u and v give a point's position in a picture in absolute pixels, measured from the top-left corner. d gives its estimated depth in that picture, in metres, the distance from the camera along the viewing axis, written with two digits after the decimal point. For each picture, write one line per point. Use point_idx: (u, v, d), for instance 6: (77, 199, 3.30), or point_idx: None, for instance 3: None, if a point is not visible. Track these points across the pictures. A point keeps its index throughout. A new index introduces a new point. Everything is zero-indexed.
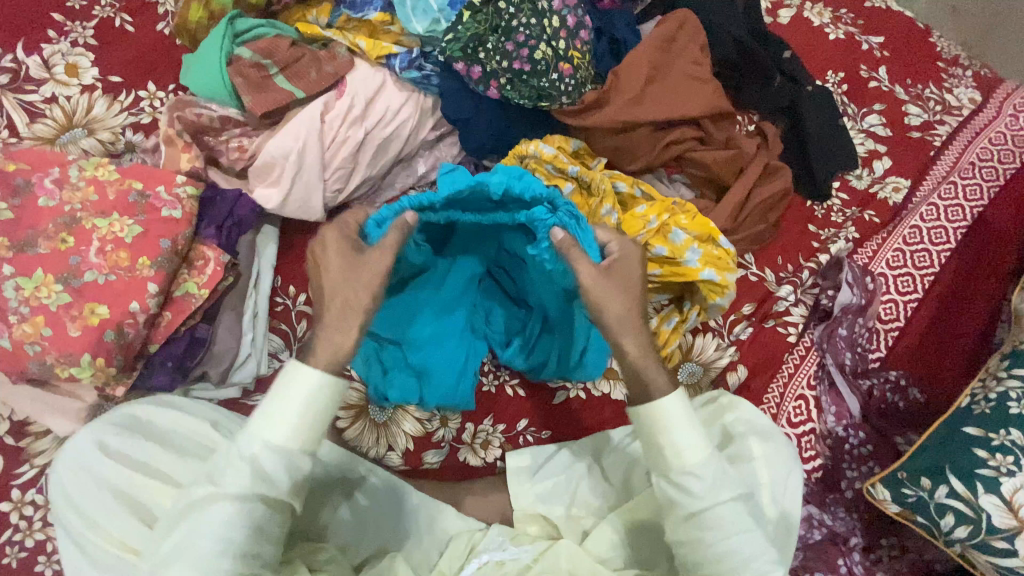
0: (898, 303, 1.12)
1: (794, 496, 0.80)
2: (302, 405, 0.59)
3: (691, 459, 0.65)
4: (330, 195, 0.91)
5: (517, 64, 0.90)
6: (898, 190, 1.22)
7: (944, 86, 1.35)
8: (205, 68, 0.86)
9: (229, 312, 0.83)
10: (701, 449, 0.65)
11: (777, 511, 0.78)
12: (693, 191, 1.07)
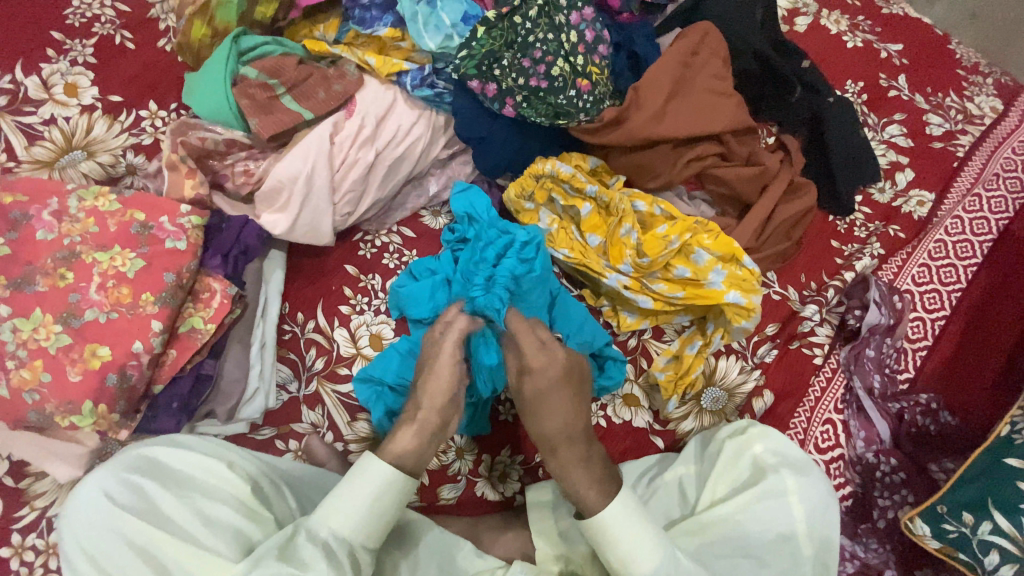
0: (925, 321, 1.08)
1: (833, 530, 0.76)
2: (374, 495, 0.66)
3: (645, 566, 0.70)
4: (340, 218, 0.87)
5: (534, 81, 0.87)
6: (923, 203, 1.18)
7: (966, 95, 1.31)
8: (210, 90, 0.83)
9: (236, 345, 0.79)
10: (653, 554, 0.70)
11: (816, 546, 0.75)
12: (713, 209, 1.03)
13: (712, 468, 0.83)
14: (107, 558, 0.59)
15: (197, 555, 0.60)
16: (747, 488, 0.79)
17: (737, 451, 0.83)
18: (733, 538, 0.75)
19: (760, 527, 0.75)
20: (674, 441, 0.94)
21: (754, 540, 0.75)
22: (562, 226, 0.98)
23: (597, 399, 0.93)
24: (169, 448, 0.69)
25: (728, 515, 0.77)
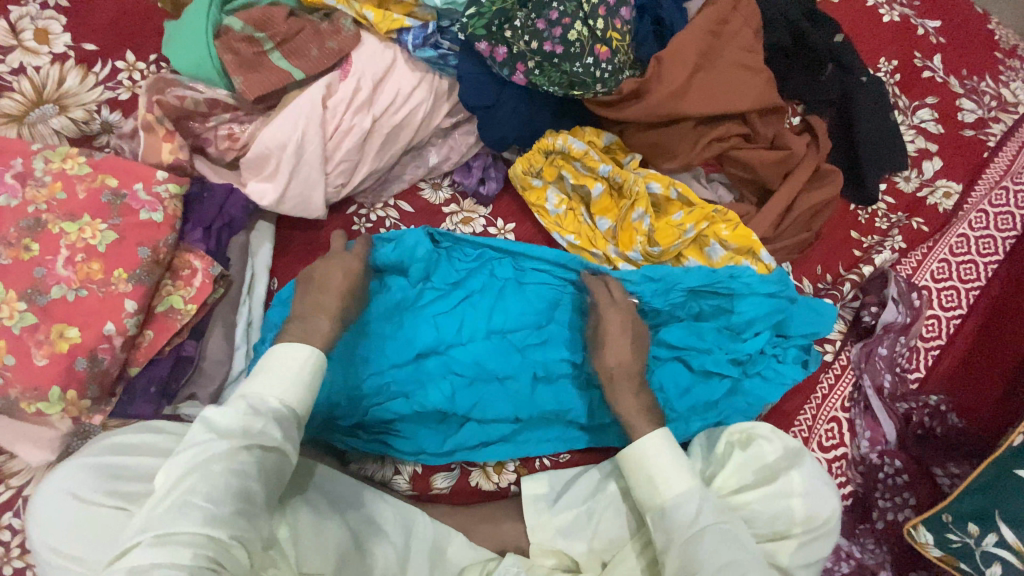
0: (941, 319, 1.04)
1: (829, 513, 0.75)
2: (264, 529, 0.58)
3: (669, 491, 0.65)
4: (333, 190, 0.79)
5: (548, 45, 0.78)
6: (948, 195, 1.12)
7: (1001, 80, 1.23)
8: (191, 41, 0.75)
9: (219, 327, 0.72)
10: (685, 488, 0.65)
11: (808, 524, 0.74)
12: (731, 193, 0.97)
13: (647, 459, 0.67)
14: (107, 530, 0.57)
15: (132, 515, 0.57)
16: (678, 476, 0.66)
17: (653, 454, 0.67)
18: (669, 538, 0.63)
19: (690, 502, 0.64)
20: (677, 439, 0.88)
21: (693, 537, 0.62)
22: (570, 207, 0.92)
23: None
24: (140, 434, 0.64)
25: (663, 501, 0.65)
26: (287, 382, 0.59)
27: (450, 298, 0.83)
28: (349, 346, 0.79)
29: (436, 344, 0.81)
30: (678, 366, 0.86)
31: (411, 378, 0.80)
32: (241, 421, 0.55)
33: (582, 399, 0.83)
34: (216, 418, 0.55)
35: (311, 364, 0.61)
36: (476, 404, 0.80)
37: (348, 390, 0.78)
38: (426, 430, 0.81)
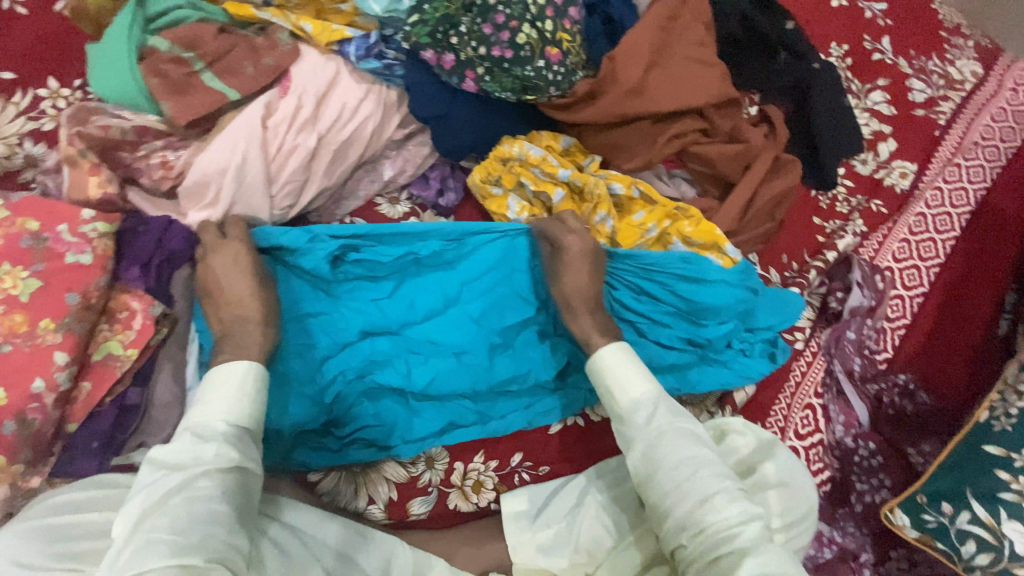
0: (905, 299, 1.06)
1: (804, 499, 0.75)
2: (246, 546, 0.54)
3: (632, 405, 0.66)
4: (281, 214, 0.76)
5: (497, 50, 0.76)
6: (905, 175, 1.14)
7: (947, 58, 1.26)
8: (114, 66, 0.70)
9: (167, 367, 0.68)
10: (648, 403, 0.65)
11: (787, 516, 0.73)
12: (694, 188, 0.96)
13: (609, 376, 0.68)
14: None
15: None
16: (634, 386, 0.67)
17: (611, 367, 0.68)
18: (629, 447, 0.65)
19: (646, 411, 0.65)
20: None
21: (659, 442, 0.62)
22: (533, 214, 0.88)
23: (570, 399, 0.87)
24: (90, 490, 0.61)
25: (621, 409, 0.66)
26: (231, 396, 0.57)
27: (398, 275, 0.82)
28: (300, 338, 0.77)
29: (386, 329, 0.80)
30: (632, 334, 0.87)
31: (364, 360, 0.79)
32: (190, 451, 0.53)
33: (536, 353, 0.84)
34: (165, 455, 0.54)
35: (250, 373, 0.59)
36: (432, 380, 0.80)
37: (297, 382, 0.77)
38: (389, 414, 0.80)
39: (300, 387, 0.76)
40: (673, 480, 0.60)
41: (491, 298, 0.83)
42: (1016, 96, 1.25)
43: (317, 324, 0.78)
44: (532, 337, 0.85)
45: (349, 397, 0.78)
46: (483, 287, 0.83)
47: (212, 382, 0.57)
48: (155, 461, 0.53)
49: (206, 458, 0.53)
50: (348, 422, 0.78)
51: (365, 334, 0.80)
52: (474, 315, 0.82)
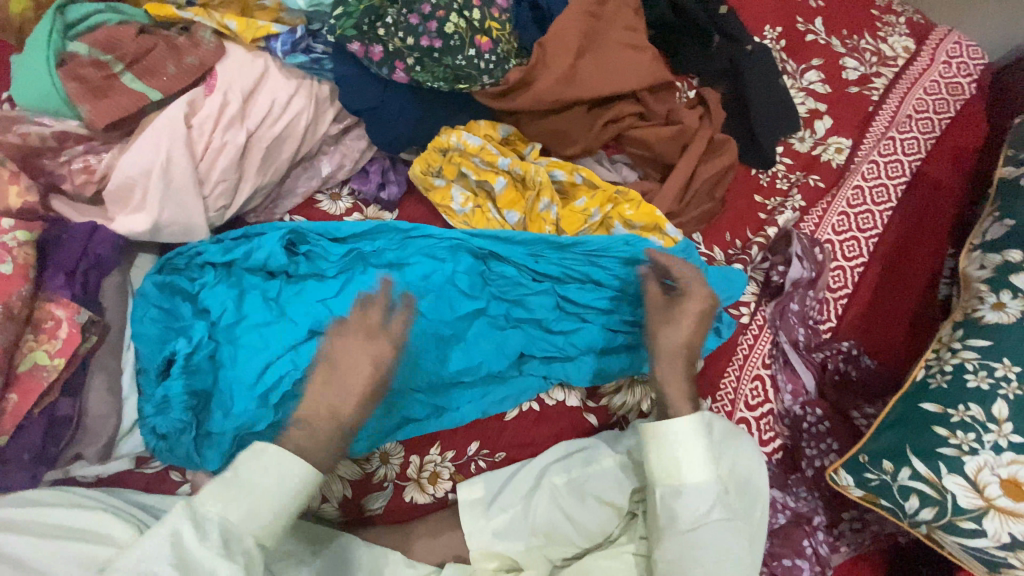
0: (845, 269, 1.09)
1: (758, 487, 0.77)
2: None
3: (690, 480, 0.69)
4: (215, 215, 0.75)
5: (426, 40, 0.77)
6: (840, 150, 1.18)
7: (879, 36, 1.30)
8: (29, 71, 0.69)
9: (100, 376, 0.67)
10: (703, 479, 0.69)
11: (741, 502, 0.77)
12: (635, 172, 0.98)
13: (677, 445, 0.70)
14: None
15: None
16: (704, 466, 0.69)
17: (688, 439, 0.70)
18: (671, 520, 0.69)
19: (709, 497, 0.68)
20: (610, 418, 0.87)
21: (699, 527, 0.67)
22: (477, 205, 0.90)
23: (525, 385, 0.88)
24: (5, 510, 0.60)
25: (685, 484, 0.69)
26: (273, 505, 0.58)
27: (342, 275, 0.81)
28: (242, 346, 0.74)
29: (329, 332, 0.78)
30: (576, 323, 0.88)
31: (308, 364, 0.76)
32: (214, 563, 0.53)
33: (489, 345, 0.85)
34: (179, 548, 0.53)
35: (302, 483, 0.60)
36: (384, 381, 0.80)
37: (234, 395, 0.73)
38: None
39: (239, 399, 0.73)
40: (709, 560, 0.66)
41: (439, 293, 0.83)
42: (949, 69, 1.29)
43: (255, 332, 0.76)
44: (484, 328, 0.86)
45: (290, 408, 0.75)
46: (431, 283, 0.83)
47: (267, 476, 0.58)
48: (165, 551, 0.52)
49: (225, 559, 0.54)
50: (294, 426, 0.75)
51: (309, 336, 0.76)
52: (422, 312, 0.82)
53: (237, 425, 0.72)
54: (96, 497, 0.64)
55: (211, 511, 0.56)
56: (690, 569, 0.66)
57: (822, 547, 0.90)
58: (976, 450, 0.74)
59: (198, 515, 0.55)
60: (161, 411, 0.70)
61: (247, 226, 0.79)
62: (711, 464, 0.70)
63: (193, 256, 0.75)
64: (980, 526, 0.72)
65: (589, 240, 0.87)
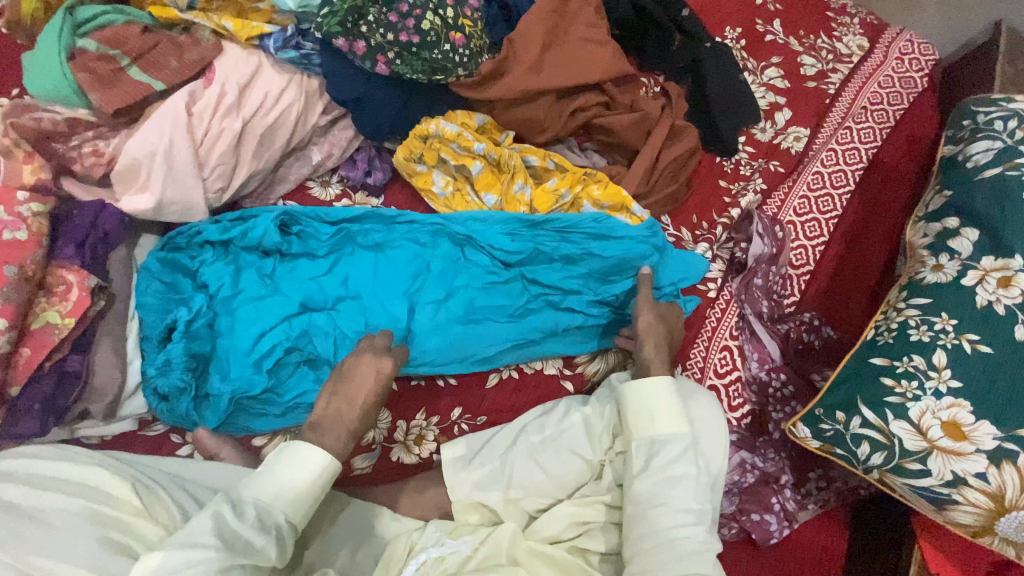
0: (807, 247, 1.16)
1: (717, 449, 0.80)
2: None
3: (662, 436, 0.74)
4: (213, 195, 0.82)
5: (404, 36, 0.84)
6: (799, 139, 1.26)
7: (835, 35, 1.39)
8: (43, 65, 0.76)
9: (106, 340, 0.73)
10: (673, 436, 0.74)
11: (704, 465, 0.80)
12: (603, 158, 1.05)
13: (657, 403, 0.76)
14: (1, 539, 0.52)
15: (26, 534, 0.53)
16: (673, 419, 0.75)
17: (659, 395, 0.76)
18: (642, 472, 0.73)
19: (675, 448, 0.73)
20: (584, 383, 0.93)
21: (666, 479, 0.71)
22: (457, 188, 0.97)
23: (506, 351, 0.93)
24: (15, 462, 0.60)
25: (653, 435, 0.75)
26: (298, 490, 0.60)
27: (332, 253, 0.87)
28: (238, 317, 0.80)
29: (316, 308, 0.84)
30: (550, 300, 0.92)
31: (298, 334, 0.82)
32: (249, 533, 0.54)
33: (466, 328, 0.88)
34: (217, 527, 0.54)
35: (329, 468, 0.62)
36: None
37: (229, 362, 0.78)
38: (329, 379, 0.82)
39: (235, 365, 0.78)
40: (671, 509, 0.69)
41: (422, 270, 0.89)
42: (901, 64, 1.37)
43: (247, 305, 0.81)
44: (464, 307, 0.89)
45: (282, 374, 0.81)
46: (412, 261, 0.89)
47: (293, 468, 0.60)
48: (206, 529, 0.53)
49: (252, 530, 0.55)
50: (287, 390, 0.81)
51: (299, 308, 0.83)
52: (406, 287, 0.88)
53: (230, 389, 0.77)
54: (92, 455, 0.65)
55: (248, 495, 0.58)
56: (649, 516, 0.70)
57: (789, 502, 0.96)
58: (918, 397, 0.82)
59: (235, 500, 0.57)
60: (161, 373, 0.75)
61: (243, 210, 0.86)
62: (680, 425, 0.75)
63: (193, 235, 0.82)
64: (925, 466, 0.80)
65: (559, 217, 0.93)
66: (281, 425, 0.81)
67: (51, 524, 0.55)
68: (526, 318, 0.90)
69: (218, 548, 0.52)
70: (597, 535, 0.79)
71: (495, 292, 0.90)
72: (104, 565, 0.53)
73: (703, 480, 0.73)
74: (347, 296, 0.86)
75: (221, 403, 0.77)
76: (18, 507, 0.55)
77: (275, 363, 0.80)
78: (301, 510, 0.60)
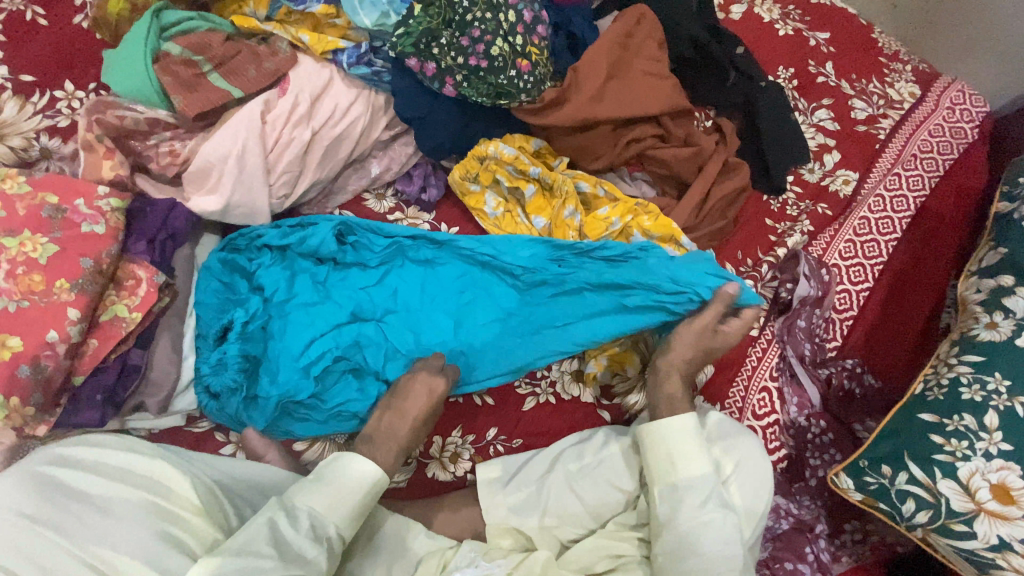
0: (851, 292, 1.14)
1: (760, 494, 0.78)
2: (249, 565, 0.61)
3: (687, 482, 0.74)
4: (277, 201, 0.84)
5: (474, 60, 0.87)
6: (848, 182, 1.25)
7: (887, 81, 1.38)
8: (129, 65, 0.79)
9: (166, 336, 0.76)
10: (698, 480, 0.74)
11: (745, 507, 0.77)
12: (653, 189, 1.06)
13: (680, 448, 0.76)
14: (70, 528, 0.55)
15: (91, 527, 0.55)
16: (698, 465, 0.75)
17: (677, 441, 0.76)
18: (670, 518, 0.73)
19: (701, 491, 0.73)
20: (622, 414, 0.92)
21: (694, 526, 0.72)
22: (508, 209, 0.97)
23: (545, 375, 0.92)
24: (82, 449, 0.62)
25: (675, 482, 0.75)
26: (349, 503, 0.63)
27: (384, 265, 0.88)
28: (290, 321, 0.81)
29: (363, 323, 0.84)
30: (597, 320, 0.88)
31: (346, 345, 0.83)
32: (304, 542, 0.58)
33: (509, 352, 0.87)
34: (274, 534, 0.57)
35: (377, 479, 0.66)
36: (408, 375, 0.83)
37: (277, 367, 0.79)
38: (370, 389, 0.82)
39: (283, 370, 0.79)
40: (700, 556, 0.70)
41: (469, 291, 0.89)
42: (952, 113, 1.36)
43: (298, 312, 0.82)
44: (508, 327, 0.88)
45: (326, 384, 0.81)
46: (462, 281, 0.89)
47: (346, 481, 0.64)
48: (264, 536, 0.57)
49: (304, 542, 0.58)
50: (330, 397, 0.81)
51: (347, 319, 0.84)
52: (455, 307, 0.88)
53: (277, 393, 0.78)
54: (151, 446, 0.66)
55: (302, 503, 0.61)
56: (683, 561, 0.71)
57: (824, 554, 0.94)
58: (968, 457, 0.80)
59: (291, 507, 0.61)
60: (215, 372, 0.77)
61: (302, 216, 0.87)
62: (704, 469, 0.75)
63: (251, 239, 0.83)
64: (972, 529, 0.78)
65: (608, 245, 0.90)
66: (321, 432, 0.81)
67: (114, 516, 0.57)
68: (568, 342, 0.87)
69: (276, 556, 0.55)
70: (632, 570, 0.77)
71: (548, 307, 0.89)
72: (158, 559, 0.55)
73: (733, 518, 0.74)
74: (396, 310, 0.86)
75: (266, 409, 0.78)
76: (85, 496, 0.58)
77: (320, 372, 0.81)
78: (350, 521, 0.63)
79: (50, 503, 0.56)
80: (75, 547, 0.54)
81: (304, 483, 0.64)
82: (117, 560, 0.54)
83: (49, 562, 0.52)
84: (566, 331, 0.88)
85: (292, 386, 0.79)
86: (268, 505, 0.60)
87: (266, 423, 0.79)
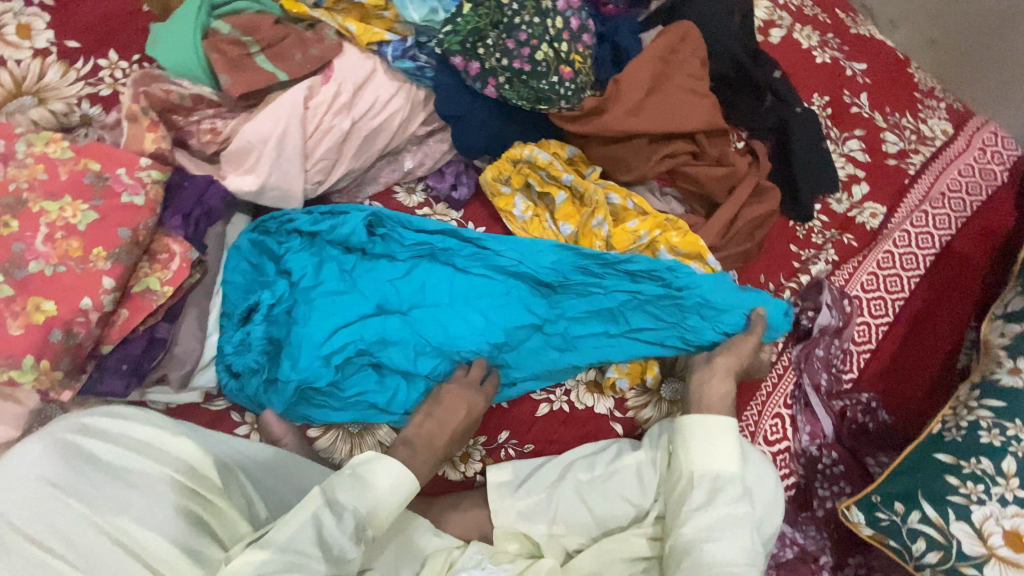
0: (871, 326, 1.13)
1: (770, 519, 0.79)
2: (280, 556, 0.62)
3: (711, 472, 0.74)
4: (311, 186, 0.84)
5: (517, 64, 0.86)
6: (875, 215, 1.24)
7: (920, 117, 1.38)
8: (177, 40, 0.80)
9: (192, 312, 0.77)
10: (725, 471, 0.74)
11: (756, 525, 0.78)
12: (682, 206, 1.05)
13: (705, 441, 0.77)
14: (98, 501, 0.56)
15: (116, 500, 0.57)
16: (726, 459, 0.75)
17: (719, 433, 0.77)
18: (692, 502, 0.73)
19: (727, 486, 0.73)
20: (634, 427, 0.91)
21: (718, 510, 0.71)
22: (536, 214, 0.97)
23: (560, 384, 0.91)
24: (108, 421, 0.62)
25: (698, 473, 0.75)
26: (384, 505, 0.64)
27: (411, 261, 0.88)
28: (316, 308, 0.81)
29: (388, 315, 0.84)
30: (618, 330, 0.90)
31: (369, 339, 0.82)
32: (345, 542, 0.58)
33: (530, 357, 0.88)
34: (319, 532, 0.57)
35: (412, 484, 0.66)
36: (436, 367, 0.83)
37: (298, 352, 0.79)
38: (390, 383, 0.83)
39: (305, 356, 0.79)
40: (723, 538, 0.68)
41: (495, 292, 0.89)
42: (983, 155, 1.36)
43: (323, 300, 0.82)
44: (531, 332, 0.88)
45: (347, 373, 0.81)
46: (488, 282, 0.89)
47: (385, 484, 0.64)
48: (308, 535, 0.56)
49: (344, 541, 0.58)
50: (349, 386, 0.81)
51: (372, 311, 0.83)
52: (479, 306, 0.87)
53: (297, 379, 0.77)
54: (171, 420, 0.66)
55: (343, 501, 0.61)
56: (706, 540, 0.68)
57: None
58: (983, 501, 0.79)
59: (333, 503, 0.60)
60: (238, 352, 0.77)
61: (335, 204, 0.87)
62: (730, 465, 0.75)
63: (284, 224, 0.83)
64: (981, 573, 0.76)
65: (633, 258, 0.91)
66: (337, 421, 0.81)
67: (138, 492, 0.58)
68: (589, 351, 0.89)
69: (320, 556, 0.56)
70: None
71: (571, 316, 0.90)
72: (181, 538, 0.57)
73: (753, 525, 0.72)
74: (420, 305, 0.86)
75: (286, 394, 0.77)
76: (109, 469, 0.59)
77: (342, 361, 0.81)
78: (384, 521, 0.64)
79: (78, 474, 0.57)
80: (101, 520, 0.56)
81: (344, 478, 0.63)
82: (142, 535, 0.56)
83: (76, 534, 0.54)
84: (587, 340, 0.90)
85: (314, 372, 0.79)
86: (310, 496, 0.59)
87: (285, 408, 0.78)
